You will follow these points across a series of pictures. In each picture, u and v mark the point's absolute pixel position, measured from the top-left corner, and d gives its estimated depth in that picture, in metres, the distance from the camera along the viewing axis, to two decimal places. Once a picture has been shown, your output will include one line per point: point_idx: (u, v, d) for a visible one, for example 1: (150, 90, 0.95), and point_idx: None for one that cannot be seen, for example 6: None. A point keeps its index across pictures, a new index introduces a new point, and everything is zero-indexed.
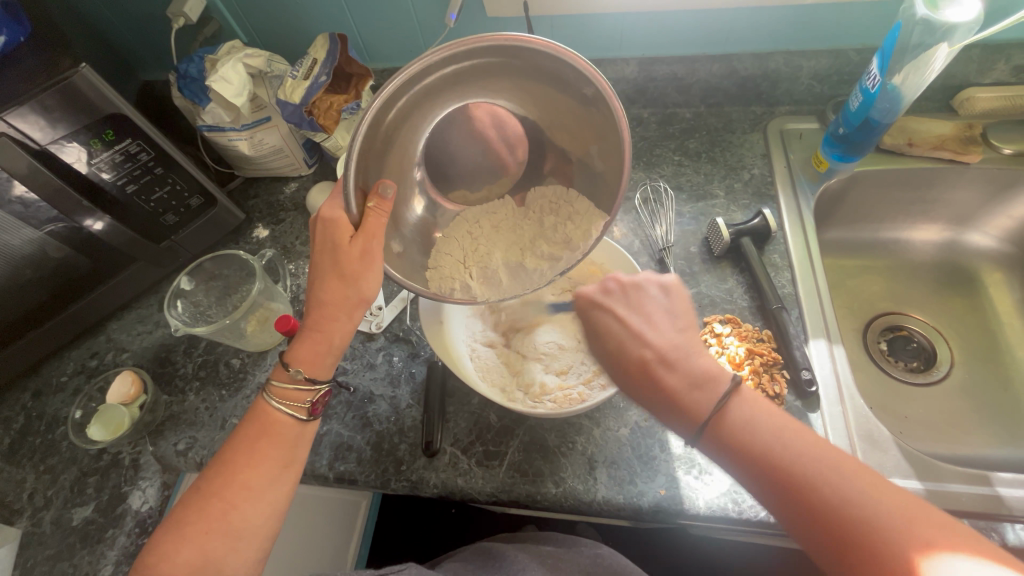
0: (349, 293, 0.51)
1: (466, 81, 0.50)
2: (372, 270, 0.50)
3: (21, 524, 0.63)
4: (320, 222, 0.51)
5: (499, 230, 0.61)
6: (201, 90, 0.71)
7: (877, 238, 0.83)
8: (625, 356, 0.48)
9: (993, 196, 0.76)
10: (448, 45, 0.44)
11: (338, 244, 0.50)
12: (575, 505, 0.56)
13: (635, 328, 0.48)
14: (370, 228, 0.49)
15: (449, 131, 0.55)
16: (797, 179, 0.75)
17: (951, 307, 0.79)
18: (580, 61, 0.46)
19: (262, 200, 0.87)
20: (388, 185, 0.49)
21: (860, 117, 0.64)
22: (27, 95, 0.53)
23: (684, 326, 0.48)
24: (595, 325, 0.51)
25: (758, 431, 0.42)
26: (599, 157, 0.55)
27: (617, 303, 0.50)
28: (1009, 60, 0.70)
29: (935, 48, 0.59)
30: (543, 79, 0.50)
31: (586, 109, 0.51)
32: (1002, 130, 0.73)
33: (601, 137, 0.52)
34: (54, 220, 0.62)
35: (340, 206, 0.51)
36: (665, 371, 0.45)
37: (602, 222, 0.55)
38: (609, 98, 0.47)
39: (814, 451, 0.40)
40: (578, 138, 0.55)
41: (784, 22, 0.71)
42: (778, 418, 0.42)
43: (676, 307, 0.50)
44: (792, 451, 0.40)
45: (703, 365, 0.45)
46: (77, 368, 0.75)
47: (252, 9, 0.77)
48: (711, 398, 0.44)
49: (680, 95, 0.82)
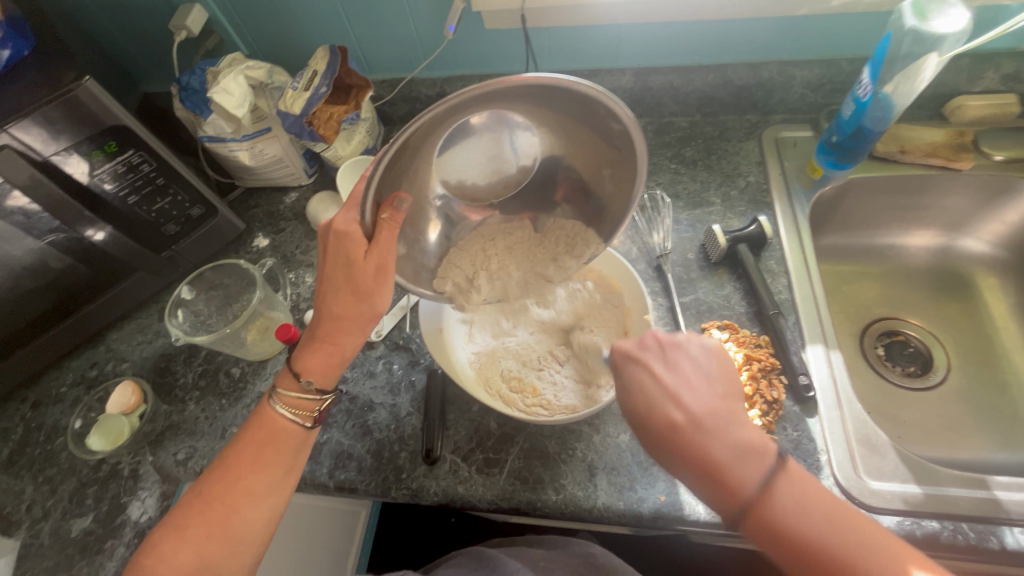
0: (362, 308, 0.52)
1: (491, 106, 0.46)
2: (384, 286, 0.51)
3: (19, 536, 0.62)
4: (332, 234, 0.50)
5: (513, 253, 0.62)
6: (203, 102, 0.72)
7: (872, 244, 0.84)
8: (657, 420, 0.47)
9: (986, 202, 0.77)
10: (485, 82, 0.41)
11: (352, 259, 0.49)
12: (575, 512, 0.56)
13: (670, 388, 0.47)
14: (383, 243, 0.49)
15: (463, 140, 0.51)
16: (792, 186, 0.76)
17: (946, 312, 0.80)
18: (616, 103, 0.44)
19: (262, 210, 0.87)
20: (403, 200, 0.49)
21: (853, 125, 0.66)
22: (30, 108, 0.53)
23: (725, 391, 0.48)
24: (630, 382, 0.50)
25: (780, 492, 0.43)
26: (611, 181, 0.55)
27: (653, 360, 0.50)
28: (998, 69, 0.72)
29: (924, 58, 0.60)
30: (571, 110, 0.48)
31: (611, 142, 0.50)
32: (992, 138, 0.74)
33: (617, 164, 0.52)
34: (56, 231, 0.63)
35: (355, 219, 0.49)
36: (700, 437, 0.45)
37: (599, 245, 0.59)
38: (637, 139, 0.47)
39: (822, 506, 0.42)
40: (594, 160, 0.54)
41: (777, 33, 0.72)
42: (795, 483, 0.43)
43: (715, 371, 0.49)
44: (803, 508, 0.42)
45: (739, 437, 0.45)
46: (77, 379, 0.75)
47: (252, 21, 0.78)
48: (739, 463, 0.44)
49: (675, 104, 0.84)
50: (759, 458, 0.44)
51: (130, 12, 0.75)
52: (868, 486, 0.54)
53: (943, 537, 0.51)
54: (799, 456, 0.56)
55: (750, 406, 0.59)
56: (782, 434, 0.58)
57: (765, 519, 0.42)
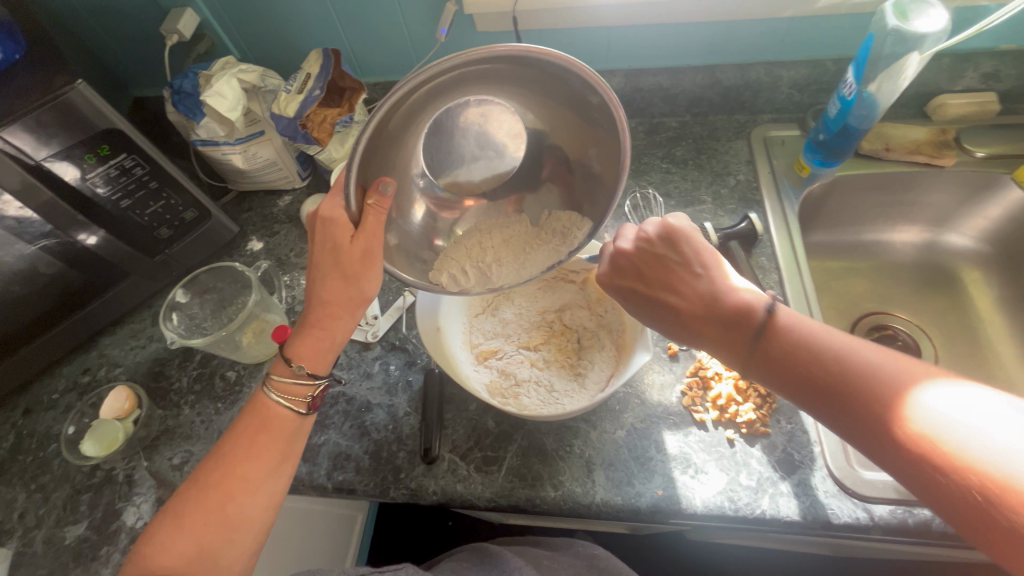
0: (350, 292, 0.53)
1: (469, 89, 0.48)
2: (373, 269, 0.51)
3: (11, 545, 0.62)
4: (319, 220, 0.51)
5: (509, 245, 0.60)
6: (196, 105, 0.71)
7: (859, 241, 0.85)
8: (655, 307, 0.50)
9: (969, 199, 0.79)
10: (455, 55, 0.42)
11: (339, 243, 0.50)
12: (573, 507, 0.57)
13: (655, 273, 0.50)
14: (369, 227, 0.48)
15: (444, 129, 0.52)
16: (781, 184, 0.78)
17: (933, 306, 0.82)
18: (588, 71, 0.45)
19: (256, 213, 0.87)
20: (387, 183, 0.49)
21: (839, 124, 0.67)
22: (23, 112, 0.53)
23: (711, 265, 0.49)
24: (620, 285, 0.53)
25: (784, 339, 0.44)
26: (598, 160, 0.53)
27: (634, 253, 0.52)
28: (978, 68, 0.74)
29: (906, 57, 0.61)
30: (548, 86, 0.48)
31: (590, 118, 0.50)
32: (973, 135, 0.77)
33: (601, 141, 0.51)
34: (47, 235, 0.62)
35: (340, 205, 0.50)
36: (694, 321, 0.48)
37: (588, 227, 0.56)
38: (615, 108, 0.46)
39: (807, 325, 0.44)
40: (578, 139, 0.53)
41: (764, 34, 0.74)
42: (798, 319, 0.45)
43: (695, 250, 0.50)
44: (822, 343, 0.43)
45: (731, 306, 0.47)
46: (69, 385, 0.74)
47: (244, 25, 0.78)
48: (737, 330, 0.46)
49: (666, 105, 0.85)
50: (748, 316, 0.46)
51: (120, 16, 0.75)
52: (861, 476, 0.54)
53: (934, 524, 0.52)
54: (793, 449, 0.57)
55: (743, 400, 0.60)
56: (776, 426, 0.59)
57: (767, 348, 0.45)
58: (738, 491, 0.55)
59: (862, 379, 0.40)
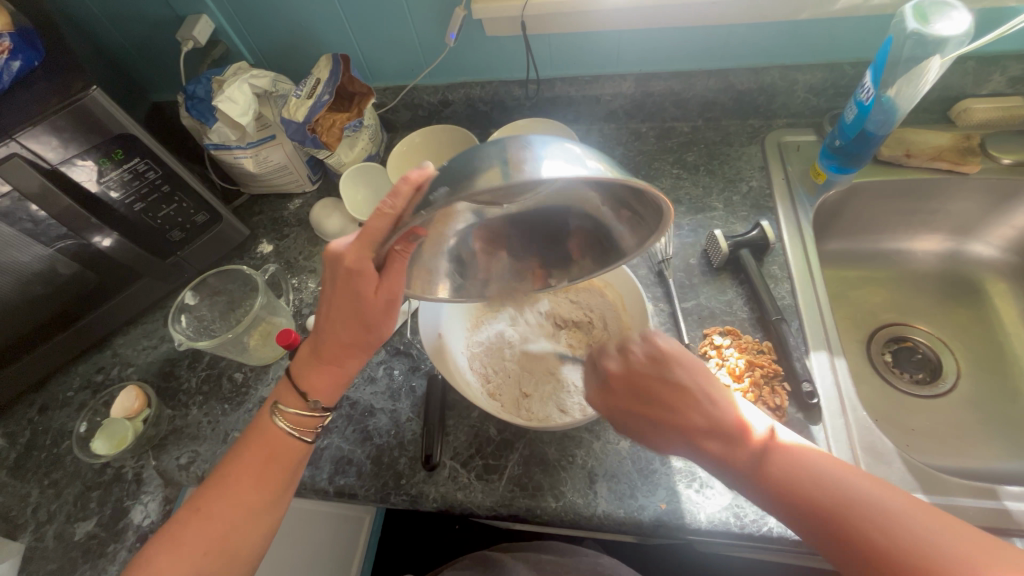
0: (369, 336, 0.53)
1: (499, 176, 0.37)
2: (392, 316, 0.51)
3: (24, 539, 0.63)
4: (343, 268, 0.47)
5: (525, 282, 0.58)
6: (208, 110, 0.74)
7: (879, 249, 0.83)
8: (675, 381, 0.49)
9: (994, 206, 0.76)
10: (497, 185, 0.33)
11: (363, 294, 0.48)
12: (574, 519, 0.56)
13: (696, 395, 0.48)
14: (396, 274, 0.47)
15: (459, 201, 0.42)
16: (795, 191, 0.76)
17: (954, 319, 0.79)
18: (648, 189, 0.36)
19: (266, 216, 0.88)
20: (419, 234, 0.45)
21: (856, 129, 0.65)
22: (40, 117, 0.54)
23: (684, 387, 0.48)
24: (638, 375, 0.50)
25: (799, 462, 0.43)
26: (627, 225, 0.46)
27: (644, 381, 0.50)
28: (1005, 71, 0.71)
29: (928, 59, 0.59)
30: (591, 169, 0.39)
31: (633, 196, 0.42)
32: (1001, 140, 0.73)
33: (638, 213, 0.44)
34: (64, 237, 0.64)
35: (368, 256, 0.46)
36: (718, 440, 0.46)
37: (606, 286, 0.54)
38: (667, 213, 0.39)
39: (844, 486, 0.41)
40: (610, 202, 0.45)
41: (779, 38, 0.72)
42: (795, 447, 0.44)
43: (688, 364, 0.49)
44: (864, 499, 0.40)
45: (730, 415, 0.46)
46: (83, 383, 0.76)
47: (257, 31, 0.79)
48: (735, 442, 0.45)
49: (677, 110, 0.83)
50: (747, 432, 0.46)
51: (139, 22, 0.77)
52: None
53: None
54: None
55: None
56: None
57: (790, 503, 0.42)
58: (744, 507, 0.54)
59: (875, 515, 0.39)
